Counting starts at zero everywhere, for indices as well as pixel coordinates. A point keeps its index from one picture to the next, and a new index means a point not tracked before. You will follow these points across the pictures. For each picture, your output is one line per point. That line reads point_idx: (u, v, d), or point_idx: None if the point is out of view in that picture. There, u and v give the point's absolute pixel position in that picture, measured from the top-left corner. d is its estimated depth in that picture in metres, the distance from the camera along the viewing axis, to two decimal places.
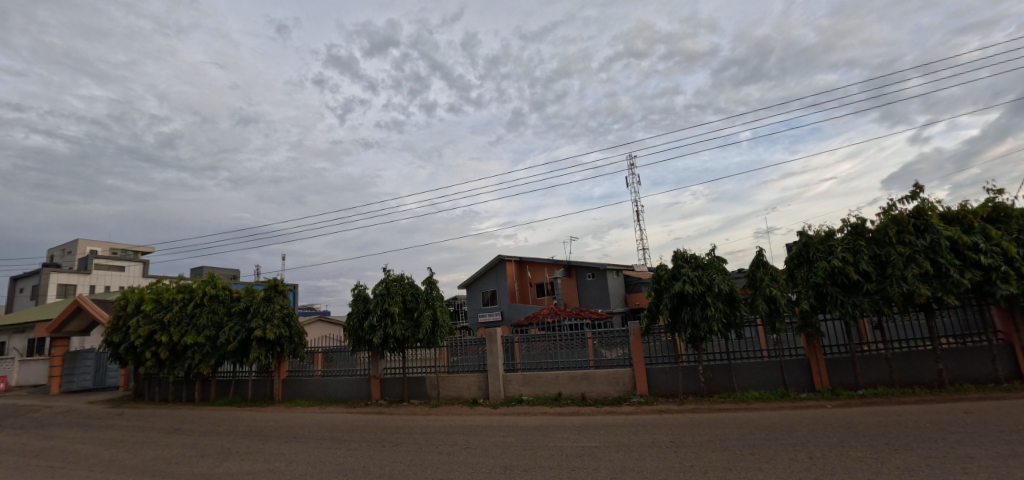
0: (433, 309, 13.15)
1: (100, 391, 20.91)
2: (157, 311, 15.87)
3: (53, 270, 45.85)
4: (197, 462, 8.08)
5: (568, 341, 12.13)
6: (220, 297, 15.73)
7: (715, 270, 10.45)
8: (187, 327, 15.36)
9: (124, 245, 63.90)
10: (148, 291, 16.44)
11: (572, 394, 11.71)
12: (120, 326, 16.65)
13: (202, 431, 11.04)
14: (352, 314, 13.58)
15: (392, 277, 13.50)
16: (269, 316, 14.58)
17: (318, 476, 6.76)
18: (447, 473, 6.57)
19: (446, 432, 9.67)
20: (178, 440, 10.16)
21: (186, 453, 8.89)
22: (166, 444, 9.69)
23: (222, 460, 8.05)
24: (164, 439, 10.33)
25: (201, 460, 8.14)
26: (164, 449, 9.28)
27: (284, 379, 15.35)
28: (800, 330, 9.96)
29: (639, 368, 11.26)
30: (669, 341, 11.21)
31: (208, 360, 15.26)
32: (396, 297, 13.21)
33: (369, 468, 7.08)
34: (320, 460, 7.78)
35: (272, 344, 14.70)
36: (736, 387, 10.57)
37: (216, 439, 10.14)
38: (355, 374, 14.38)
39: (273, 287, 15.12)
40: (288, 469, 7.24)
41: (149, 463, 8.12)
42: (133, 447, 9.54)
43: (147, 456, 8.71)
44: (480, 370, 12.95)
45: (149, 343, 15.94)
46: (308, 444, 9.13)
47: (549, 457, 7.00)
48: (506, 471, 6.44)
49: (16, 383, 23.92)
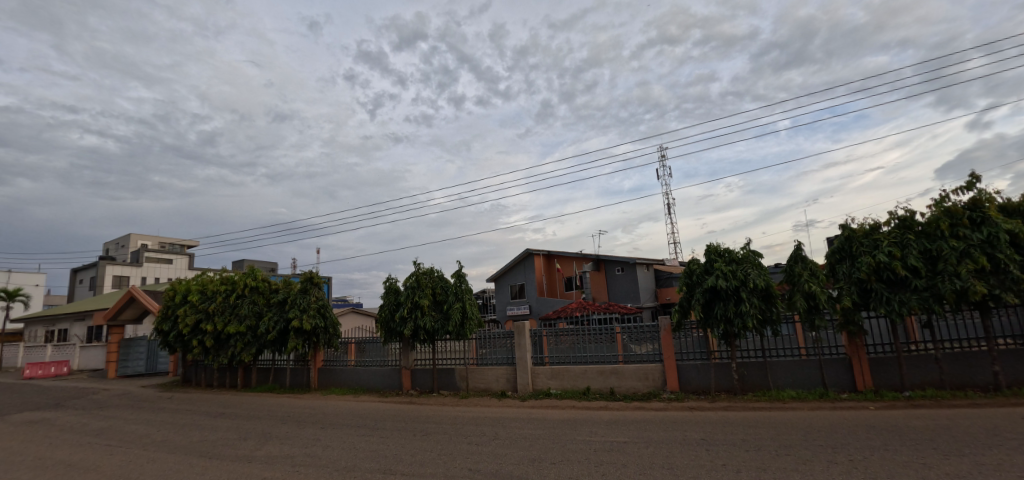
0: (462, 302, 13.33)
1: (155, 374, 22.28)
2: (203, 301, 16.65)
3: (109, 262, 48.90)
4: (240, 444, 8.45)
5: (596, 336, 12.01)
6: (260, 288, 16.35)
7: (750, 264, 10.14)
8: (230, 316, 16.03)
9: (172, 239, 67.29)
10: (194, 282, 17.25)
11: (601, 389, 11.60)
12: (170, 315, 17.56)
13: (244, 416, 11.52)
14: (383, 307, 13.85)
15: (422, 270, 13.71)
16: (306, 307, 15.08)
17: (355, 461, 6.92)
18: (477, 464, 6.58)
19: (475, 424, 9.70)
20: (222, 423, 10.62)
21: (230, 435, 9.28)
22: (211, 427, 10.15)
23: (264, 444, 8.37)
24: (210, 421, 10.85)
25: (244, 443, 8.51)
26: (210, 431, 9.73)
27: (320, 368, 15.83)
28: (841, 328, 9.53)
29: (669, 364, 11.08)
30: (701, 337, 10.97)
31: (250, 348, 15.93)
32: (426, 290, 13.38)
33: (402, 456, 7.22)
34: (354, 446, 8.00)
35: (309, 334, 15.23)
36: (772, 385, 10.23)
37: (257, 423, 10.59)
38: (386, 364, 14.70)
39: (309, 279, 15.61)
40: (324, 455, 7.43)
41: (198, 444, 8.53)
42: (181, 429, 10.02)
43: (195, 437, 9.16)
44: (508, 363, 13.01)
45: (196, 331, 16.75)
46: (342, 431, 9.38)
47: (579, 451, 6.97)
48: (535, 463, 6.44)
49: (79, 367, 25.64)
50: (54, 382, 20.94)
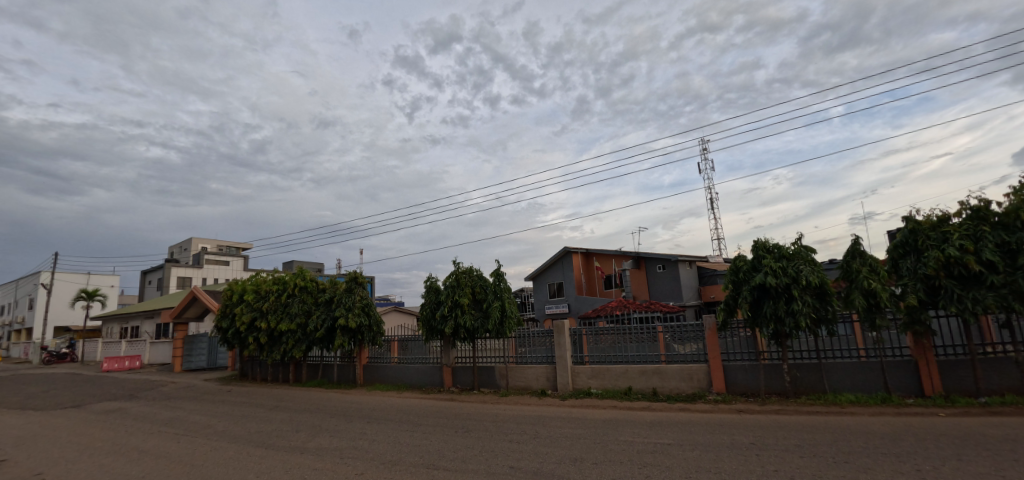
0: (502, 300, 13.36)
1: (216, 368, 23.65)
2: (257, 300, 17.49)
3: (173, 264, 52.36)
4: (293, 435, 8.80)
5: (637, 334, 11.71)
6: (308, 288, 16.96)
7: (802, 260, 9.60)
8: (282, 315, 16.75)
9: (229, 242, 71.20)
10: (249, 282, 18.13)
11: (643, 389, 11.31)
12: (227, 313, 18.54)
13: (296, 409, 12.00)
14: (424, 305, 14.06)
15: (461, 269, 13.80)
16: (351, 306, 15.55)
17: (401, 455, 7.08)
18: (519, 461, 6.58)
19: (516, 422, 9.66)
20: (276, 415, 11.11)
21: (282, 427, 9.67)
22: (266, 419, 10.63)
23: (315, 435, 8.69)
24: (265, 414, 11.37)
25: (296, 434, 8.86)
26: (265, 423, 10.19)
27: (365, 365, 16.26)
28: (906, 328, 8.86)
29: (715, 365, 10.64)
30: (749, 337, 10.49)
31: (300, 344, 16.58)
32: (465, 288, 13.48)
33: (445, 451, 7.28)
34: (399, 441, 8.15)
35: (354, 332, 15.72)
36: (828, 389, 9.63)
37: (307, 416, 10.99)
38: (428, 362, 14.91)
39: (354, 279, 16.07)
40: (370, 448, 7.63)
41: (255, 434, 8.96)
42: (239, 420, 10.55)
43: (252, 428, 9.62)
44: (548, 362, 12.89)
45: (251, 329, 17.62)
46: (387, 426, 9.59)
47: (619, 452, 6.77)
48: (575, 461, 6.36)
49: (150, 361, 27.59)
50: (128, 374, 22.62)
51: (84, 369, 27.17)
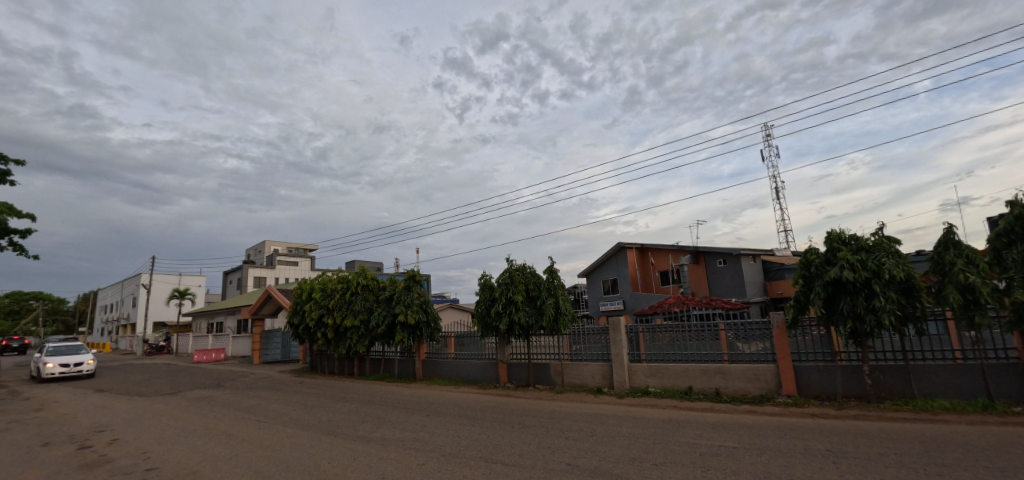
0: (556, 297, 13.22)
1: (289, 361, 25.19)
2: (324, 298, 18.44)
3: (250, 265, 56.52)
4: (359, 425, 9.18)
5: (698, 332, 11.19)
6: (370, 286, 17.63)
7: (884, 252, 8.73)
8: (346, 311, 17.55)
9: (297, 243, 75.80)
10: (316, 281, 19.13)
11: (705, 389, 10.76)
12: (298, 310, 19.68)
13: (361, 400, 12.52)
14: (479, 302, 14.16)
15: (515, 266, 13.79)
16: (409, 303, 16.00)
17: (461, 447, 7.36)
18: (577, 458, 6.50)
19: (573, 419, 9.49)
20: (343, 406, 11.64)
21: (350, 417, 10.11)
22: (335, 409, 11.17)
23: (379, 426, 9.02)
24: (334, 404, 11.95)
25: (362, 424, 9.25)
26: (334, 412, 10.71)
27: (424, 360, 16.66)
28: (1012, 327, 7.82)
29: (785, 365, 9.92)
30: (823, 335, 9.69)
31: (363, 340, 17.28)
32: (519, 286, 13.46)
33: (502, 446, 7.31)
34: (457, 434, 8.28)
35: (413, 328, 16.16)
36: (917, 393, 8.70)
37: (371, 407, 11.43)
38: (484, 358, 15.03)
39: (412, 277, 16.50)
40: (431, 440, 7.88)
41: (325, 423, 9.44)
42: (311, 410, 11.17)
43: (322, 417, 10.16)
44: (604, 359, 12.58)
45: (319, 325, 18.60)
46: (445, 419, 9.75)
47: (679, 454, 6.45)
48: (635, 461, 6.14)
49: (232, 354, 29.86)
50: (214, 365, 24.66)
51: (178, 360, 29.91)
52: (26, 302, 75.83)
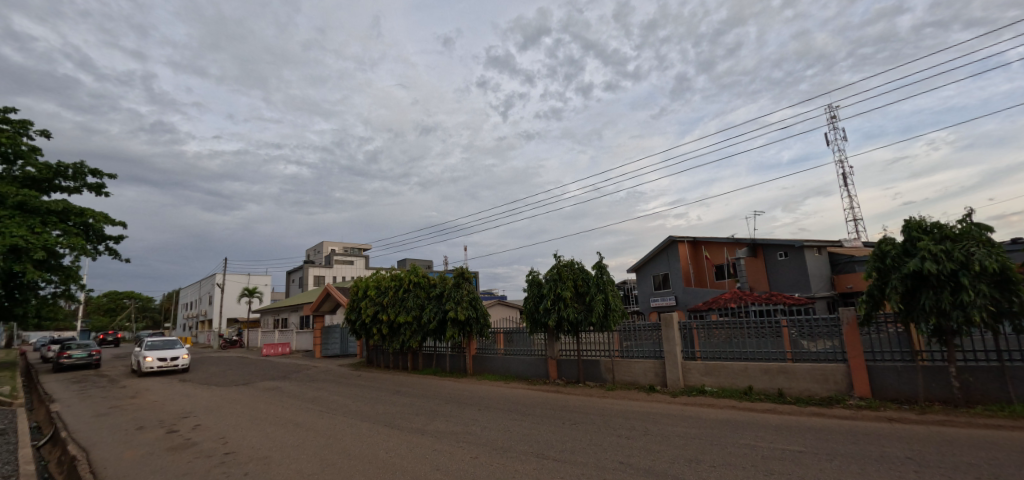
0: (605, 293, 12.90)
1: (347, 355, 26.24)
2: (379, 295, 19.03)
3: (310, 264, 59.50)
4: (414, 418, 9.35)
5: (757, 329, 10.52)
6: (421, 283, 17.99)
7: (973, 241, 7.81)
8: (399, 308, 18.02)
9: (353, 243, 78.97)
10: (371, 279, 19.76)
11: (767, 389, 10.12)
12: (354, 306, 20.43)
13: (416, 394, 12.79)
14: (527, 298, 14.07)
15: (562, 262, 13.59)
16: (459, 300, 16.20)
17: (513, 442, 7.32)
18: (632, 457, 6.25)
19: (625, 417, 9.18)
20: (399, 399, 11.94)
21: (405, 410, 10.33)
22: (391, 402, 11.47)
23: (433, 419, 9.15)
24: (390, 397, 12.27)
25: (417, 417, 9.41)
26: (390, 405, 10.99)
27: (474, 355, 16.79)
28: None
29: (857, 365, 9.14)
30: (901, 333, 8.84)
31: (416, 336, 17.66)
32: (567, 282, 13.25)
33: (553, 442, 7.19)
34: (508, 429, 8.23)
35: (463, 324, 16.34)
36: (1016, 399, 7.73)
37: (426, 401, 11.64)
38: (533, 354, 14.93)
39: (461, 274, 16.68)
40: (483, 434, 7.90)
41: (382, 415, 9.70)
42: (369, 402, 11.54)
43: (379, 409, 10.45)
44: (656, 356, 12.13)
45: (374, 321, 19.22)
46: (496, 413, 9.74)
47: (741, 456, 6.05)
48: (692, 463, 5.81)
49: (296, 348, 31.55)
50: (280, 359, 26.12)
51: (248, 354, 31.97)
52: (119, 301, 83.76)
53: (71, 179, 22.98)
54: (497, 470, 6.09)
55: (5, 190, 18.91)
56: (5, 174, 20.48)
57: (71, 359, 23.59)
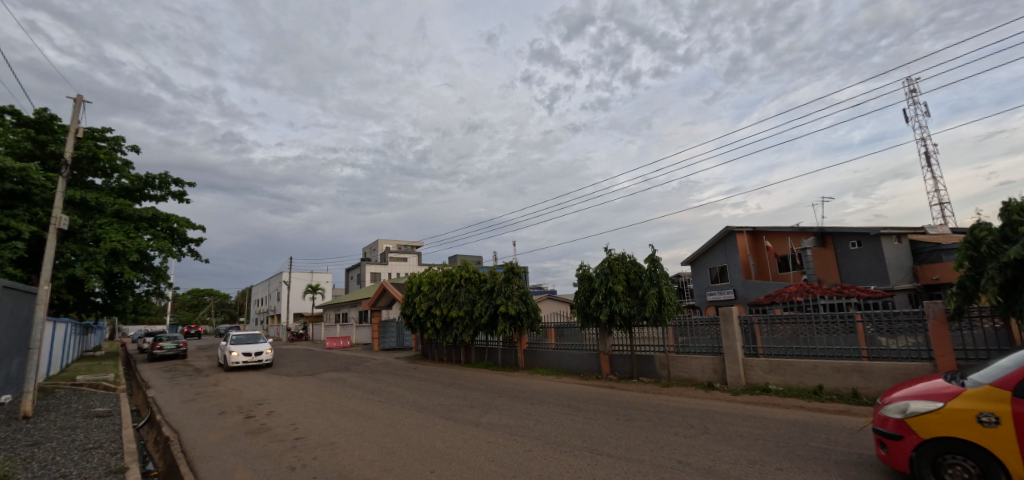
0: (659, 287, 12.43)
1: (404, 349, 27.03)
2: (432, 291, 19.40)
3: (367, 262, 61.91)
4: (467, 410, 9.41)
5: (827, 324, 9.73)
6: (472, 278, 18.15)
7: None
8: (452, 303, 18.28)
9: (406, 241, 81.38)
10: (424, 275, 20.17)
11: (838, 389, 9.28)
12: (409, 301, 20.94)
13: (469, 387, 12.88)
14: (578, 293, 13.80)
15: (613, 255, 13.23)
16: (510, 295, 16.22)
17: (566, 436, 7.15)
18: (692, 456, 5.90)
19: (684, 414, 8.75)
20: (453, 391, 12.08)
21: (459, 402, 10.42)
22: (446, 394, 11.61)
23: (486, 412, 9.16)
24: (445, 389, 12.45)
25: (470, 409, 9.45)
26: (444, 397, 11.13)
27: (525, 350, 16.72)
28: None
29: (946, 364, 8.26)
30: (999, 329, 7.88)
31: (468, 330, 17.84)
32: (619, 275, 12.88)
33: (607, 438, 6.97)
34: (561, 423, 8.07)
35: (515, 319, 16.32)
36: None
37: (480, 394, 11.69)
38: (584, 349, 14.65)
39: (511, 269, 16.68)
40: (537, 428, 7.79)
41: (437, 407, 9.83)
42: (425, 394, 11.75)
43: (434, 401, 10.61)
44: (714, 353, 11.51)
45: (428, 315, 19.61)
46: (549, 408, 9.60)
47: (811, 459, 5.56)
48: (758, 465, 5.38)
49: (355, 342, 32.91)
50: (342, 352, 27.32)
51: (313, 346, 33.73)
52: (200, 297, 91.11)
53: (158, 188, 25.02)
54: (550, 465, 5.95)
55: (105, 201, 20.76)
56: (104, 185, 22.51)
57: (162, 350, 25.83)
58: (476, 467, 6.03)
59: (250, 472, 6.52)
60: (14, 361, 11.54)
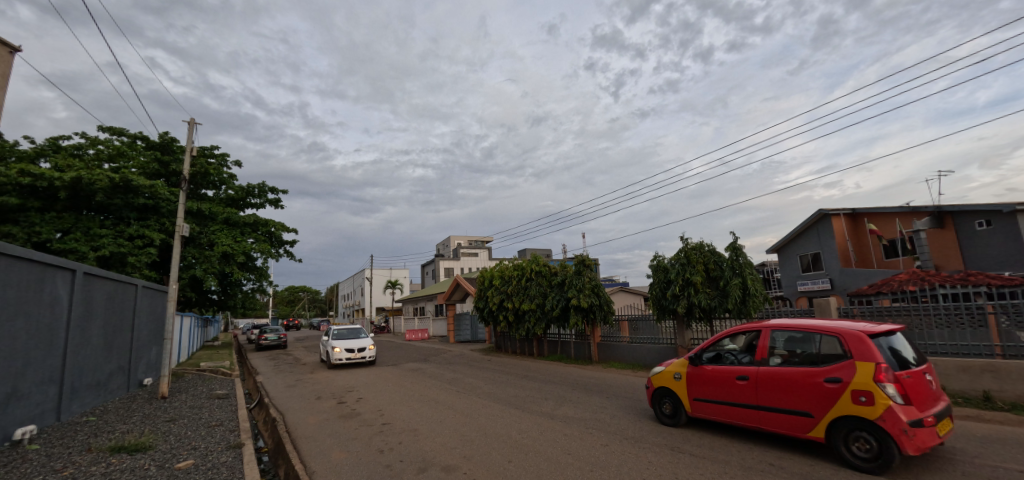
0: (742, 277, 11.57)
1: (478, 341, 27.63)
2: (503, 284, 19.58)
3: (441, 258, 64.08)
4: (541, 402, 9.34)
5: (949, 318, 8.46)
6: (542, 272, 18.06)
7: None
8: (523, 296, 18.33)
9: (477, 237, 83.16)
10: (495, 269, 20.40)
11: (965, 392, 8.05)
12: (481, 295, 21.31)
13: (542, 379, 12.82)
14: (653, 285, 13.20)
15: (690, 245, 12.52)
16: (581, 288, 15.95)
17: (645, 432, 6.84)
18: (789, 461, 5.37)
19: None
20: (528, 383, 12.09)
21: (534, 394, 10.39)
22: (520, 385, 11.64)
23: (561, 405, 9.04)
24: (519, 381, 12.50)
25: (544, 401, 9.38)
26: (518, 389, 11.17)
27: (598, 343, 16.36)
28: None
29: None
30: None
31: (540, 323, 17.79)
32: (697, 266, 12.15)
33: (689, 435, 6.57)
34: (639, 419, 7.73)
35: (587, 311, 16.02)
36: None
37: (553, 386, 11.59)
38: (661, 342, 14.02)
39: (581, 262, 16.40)
40: (613, 422, 7.53)
41: (513, 398, 9.87)
42: (500, 384, 11.85)
43: (509, 392, 10.66)
44: None
45: (501, 309, 19.82)
46: (626, 402, 9.27)
47: (933, 471, 4.83)
48: (864, 473, 4.81)
49: (433, 334, 34.19)
50: (421, 343, 28.50)
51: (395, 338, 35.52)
52: (296, 293, 99.42)
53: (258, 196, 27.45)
54: (628, 460, 5.71)
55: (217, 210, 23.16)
56: (215, 196, 25.04)
57: (266, 341, 28.45)
58: (553, 459, 5.92)
59: (343, 453, 6.89)
60: (152, 349, 13.25)
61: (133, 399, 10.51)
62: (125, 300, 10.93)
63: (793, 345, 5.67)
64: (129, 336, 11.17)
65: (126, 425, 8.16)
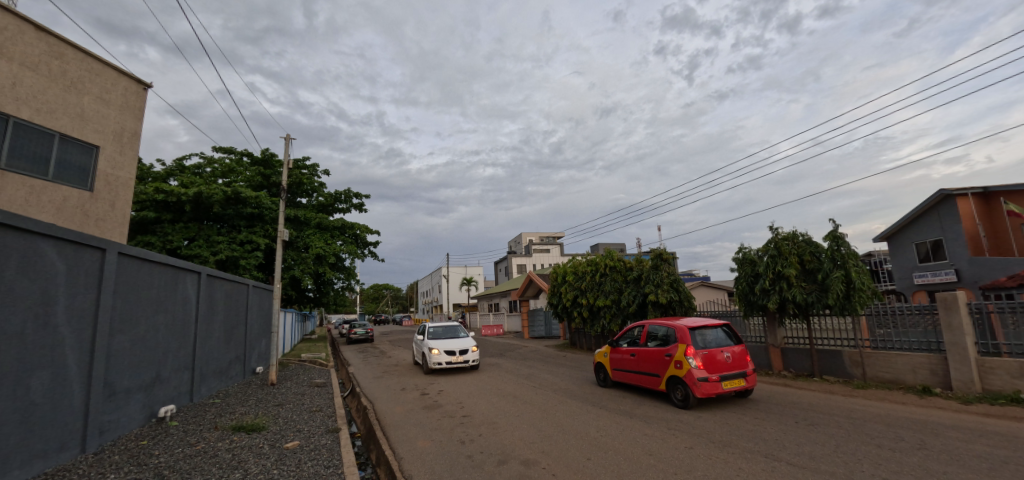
0: (845, 270, 10.48)
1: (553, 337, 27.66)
2: (576, 280, 19.38)
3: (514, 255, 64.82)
4: (621, 400, 9.15)
5: None
6: (617, 267, 17.64)
7: None
8: (597, 292, 18.02)
9: (548, 233, 83.14)
10: (568, 265, 20.25)
11: None
12: (555, 292, 21.24)
13: None
14: (739, 279, 12.37)
15: (781, 235, 11.60)
16: (659, 283, 15.38)
17: (734, 437, 6.44)
18: (906, 478, 4.79)
19: (885, 423, 7.21)
20: None
21: (612, 391, 10.22)
22: (597, 382, 11.49)
23: (642, 403, 8.80)
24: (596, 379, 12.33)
25: (624, 399, 9.17)
26: (596, 386, 11.03)
27: None
28: None
29: None
30: None
31: (616, 319, 17.39)
32: (790, 258, 11.20)
33: (786, 443, 6.09)
34: (727, 422, 7.30)
35: (666, 307, 15.40)
36: None
37: None
38: (750, 341, 13.12)
39: (658, 256, 15.80)
40: (699, 424, 7.17)
41: (591, 395, 9.77)
42: (577, 381, 11.79)
43: (587, 389, 10.56)
44: (930, 350, 9.27)
45: (575, 305, 19.63)
46: (711, 403, 8.80)
47: None
48: None
49: (508, 330, 34.73)
50: (497, 339, 29.09)
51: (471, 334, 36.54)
52: (380, 291, 105.48)
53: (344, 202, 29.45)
54: (717, 465, 5.42)
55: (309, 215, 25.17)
56: (308, 203, 27.24)
57: (356, 335, 30.50)
58: (636, 459, 5.77)
59: (428, 442, 7.21)
60: (262, 341, 14.71)
61: (249, 384, 11.77)
62: (240, 298, 12.22)
63: (658, 335, 9.11)
64: (243, 330, 12.45)
65: (244, 407, 9.17)
